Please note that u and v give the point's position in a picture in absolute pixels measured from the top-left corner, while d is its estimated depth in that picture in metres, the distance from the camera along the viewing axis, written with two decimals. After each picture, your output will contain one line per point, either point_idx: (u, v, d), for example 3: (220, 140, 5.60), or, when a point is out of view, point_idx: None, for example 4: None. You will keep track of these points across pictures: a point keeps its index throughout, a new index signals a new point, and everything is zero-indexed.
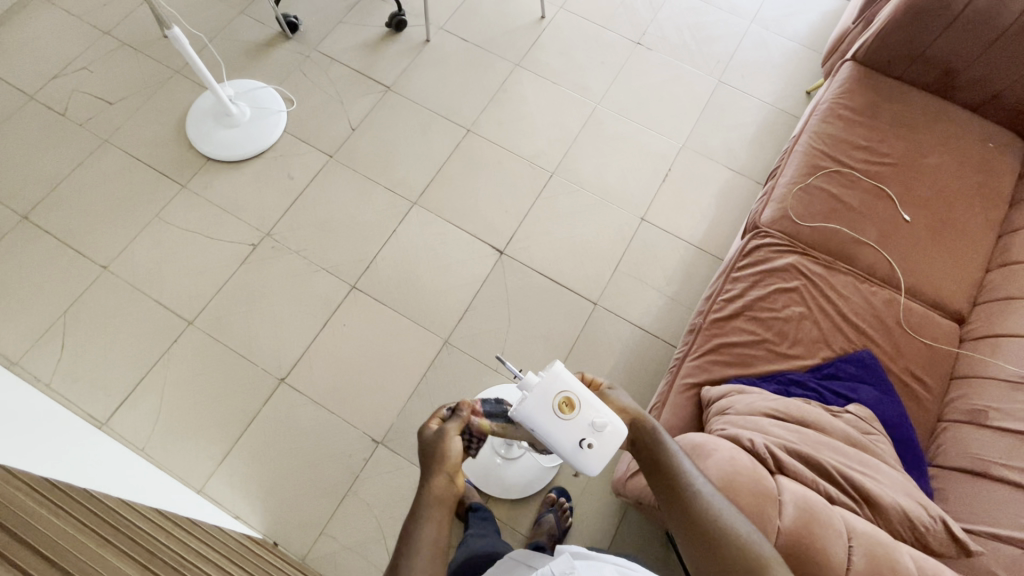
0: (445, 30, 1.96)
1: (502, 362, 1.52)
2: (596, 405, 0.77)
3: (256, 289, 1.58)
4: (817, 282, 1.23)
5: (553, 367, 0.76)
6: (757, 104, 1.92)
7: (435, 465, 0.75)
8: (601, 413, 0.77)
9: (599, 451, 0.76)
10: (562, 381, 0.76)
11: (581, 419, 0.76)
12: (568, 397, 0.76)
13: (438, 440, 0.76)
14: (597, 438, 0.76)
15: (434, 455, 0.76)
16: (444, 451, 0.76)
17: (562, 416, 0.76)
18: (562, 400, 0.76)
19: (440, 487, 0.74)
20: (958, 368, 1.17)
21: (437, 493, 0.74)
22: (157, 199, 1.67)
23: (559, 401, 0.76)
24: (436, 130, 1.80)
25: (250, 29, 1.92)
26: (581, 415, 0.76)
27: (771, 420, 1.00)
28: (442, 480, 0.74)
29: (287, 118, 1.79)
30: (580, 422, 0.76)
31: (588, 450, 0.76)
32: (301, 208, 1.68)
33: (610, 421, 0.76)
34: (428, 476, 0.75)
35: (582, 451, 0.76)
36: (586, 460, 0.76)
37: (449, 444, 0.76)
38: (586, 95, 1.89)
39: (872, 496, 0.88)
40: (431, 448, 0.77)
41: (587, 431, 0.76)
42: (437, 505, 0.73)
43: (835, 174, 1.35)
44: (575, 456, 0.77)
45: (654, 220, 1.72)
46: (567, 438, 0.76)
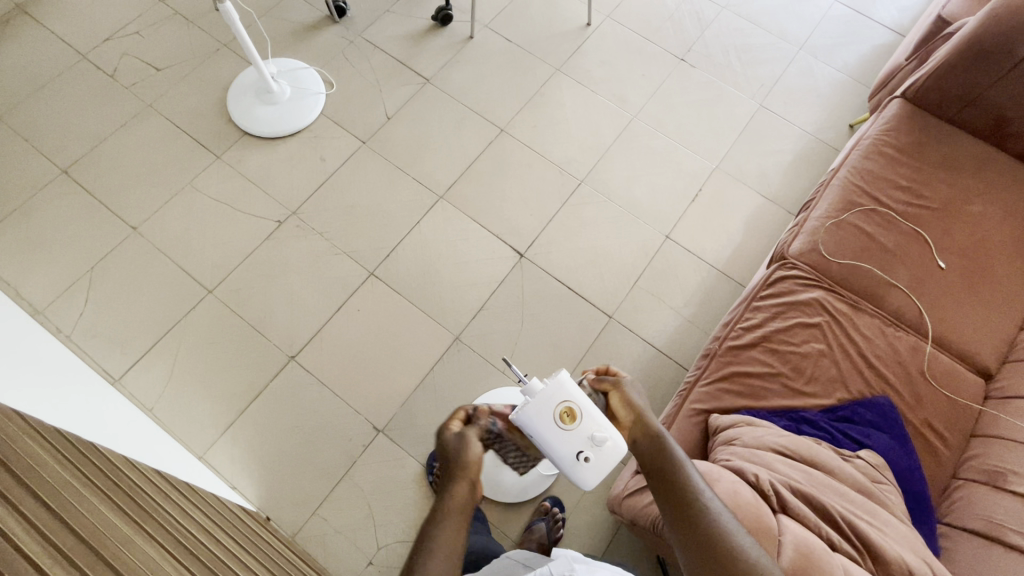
0: (489, 28, 1.96)
1: (508, 365, 1.52)
2: (598, 418, 0.76)
3: (277, 266, 1.60)
4: (841, 320, 1.20)
5: (559, 376, 0.76)
6: (797, 132, 1.88)
7: (458, 466, 0.74)
8: (601, 427, 0.76)
9: (595, 465, 0.76)
10: (566, 391, 0.76)
11: (581, 431, 0.75)
12: (570, 408, 0.76)
13: (460, 442, 0.76)
14: (595, 452, 0.76)
15: (456, 456, 0.75)
16: (465, 456, 0.75)
17: (562, 426, 0.76)
18: (564, 410, 0.75)
19: (462, 494, 0.73)
20: (980, 425, 1.13)
21: (456, 499, 0.73)
22: (191, 167, 1.70)
23: (560, 411, 0.76)
24: (470, 127, 1.80)
25: (299, 10, 1.95)
26: (582, 427, 0.76)
27: (777, 456, 0.97)
28: (464, 487, 0.73)
29: (326, 100, 1.81)
30: (580, 435, 0.76)
31: (585, 463, 0.76)
32: (329, 190, 1.69)
33: (609, 435, 0.76)
34: (450, 482, 0.74)
35: (579, 463, 0.76)
36: (581, 473, 0.76)
37: (474, 446, 0.76)
38: (624, 106, 1.87)
39: (876, 548, 0.84)
40: (452, 452, 0.76)
41: (586, 444, 0.76)
42: (454, 511, 0.72)
43: (871, 212, 1.31)
44: (571, 467, 0.77)
45: (678, 239, 1.70)
46: (566, 448, 0.76)
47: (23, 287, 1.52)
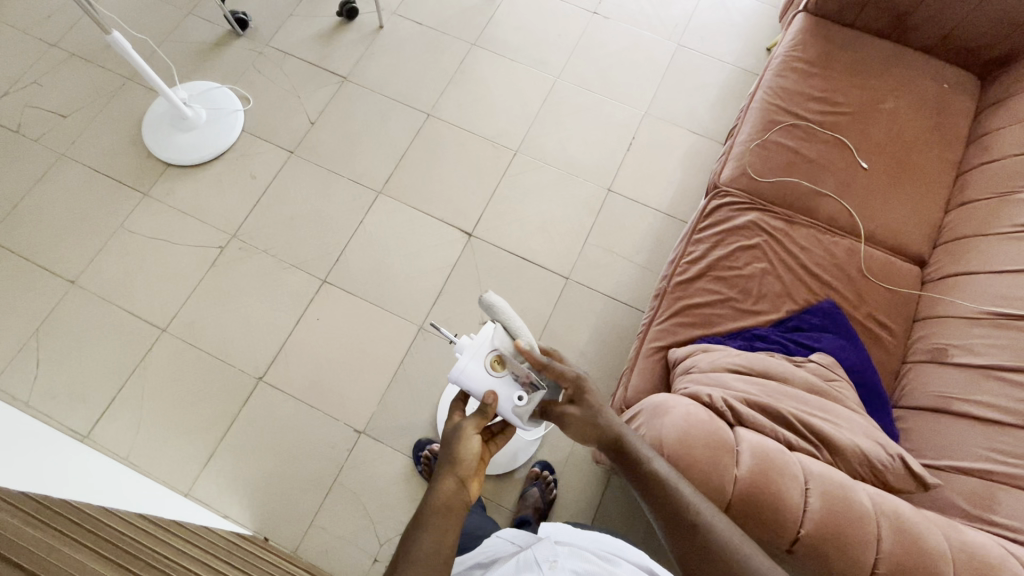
0: (397, 14, 1.93)
1: (434, 328, 1.54)
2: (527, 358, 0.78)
3: (228, 291, 1.57)
4: (778, 236, 1.24)
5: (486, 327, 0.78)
6: (718, 65, 1.90)
7: (447, 461, 0.73)
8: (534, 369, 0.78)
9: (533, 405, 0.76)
10: (495, 339, 0.77)
11: (514, 374, 0.76)
12: (499, 353, 0.77)
13: (455, 432, 0.76)
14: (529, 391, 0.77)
15: (448, 448, 0.74)
16: (458, 451, 0.74)
17: (494, 372, 0.76)
18: (495, 355, 0.77)
19: (448, 490, 0.70)
20: (920, 309, 1.18)
21: (442, 493, 0.69)
22: (119, 209, 1.65)
23: (492, 358, 0.77)
24: (396, 118, 1.78)
25: (200, 29, 1.89)
26: (514, 370, 0.77)
27: (733, 375, 1.00)
28: (452, 483, 0.71)
29: (245, 117, 1.77)
30: (513, 378, 0.76)
31: (522, 405, 0.76)
32: (265, 207, 1.66)
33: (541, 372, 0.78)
34: (435, 480, 0.71)
35: (516, 405, 0.76)
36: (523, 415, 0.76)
37: (470, 436, 0.76)
38: (545, 69, 1.86)
39: (830, 440, 0.88)
40: (447, 448, 0.75)
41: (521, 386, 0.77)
42: (443, 508, 0.68)
43: (792, 128, 1.34)
44: (509, 411, 0.77)
45: (620, 190, 1.71)
46: (501, 392, 0.76)
47: None
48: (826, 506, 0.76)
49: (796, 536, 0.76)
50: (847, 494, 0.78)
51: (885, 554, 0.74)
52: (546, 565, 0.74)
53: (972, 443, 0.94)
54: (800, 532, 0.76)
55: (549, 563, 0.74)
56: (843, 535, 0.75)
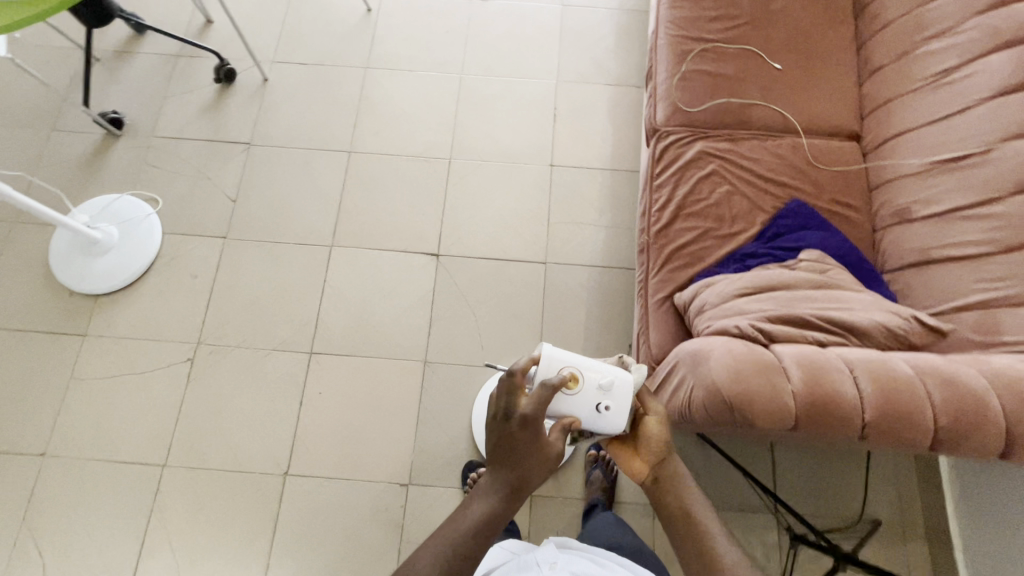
0: (278, 62, 1.82)
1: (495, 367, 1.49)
2: (596, 368, 0.83)
3: (216, 400, 1.48)
4: (729, 158, 1.30)
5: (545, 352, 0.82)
6: (605, 13, 1.92)
7: (514, 482, 0.73)
8: (603, 374, 0.83)
9: (616, 407, 0.82)
10: (558, 361, 0.82)
11: (587, 387, 0.82)
12: (569, 371, 0.82)
13: (537, 456, 0.74)
14: (609, 398, 0.82)
15: (523, 470, 0.73)
16: (531, 469, 0.73)
17: (570, 392, 0.82)
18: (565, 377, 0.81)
19: (505, 498, 0.73)
20: (872, 179, 1.27)
21: (501, 512, 0.72)
22: (62, 359, 1.50)
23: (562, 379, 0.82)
24: (319, 166, 1.70)
25: (72, 142, 1.71)
26: (587, 382, 0.82)
27: (744, 299, 1.05)
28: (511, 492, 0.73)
29: (160, 218, 1.63)
30: (589, 390, 0.82)
31: (606, 412, 0.82)
32: (220, 302, 1.56)
33: (612, 377, 0.82)
34: (500, 481, 0.73)
35: (601, 414, 0.82)
36: (609, 421, 0.82)
37: (546, 471, 0.75)
38: (447, 69, 1.83)
39: (852, 325, 0.94)
40: (528, 456, 0.74)
41: (599, 395, 0.82)
42: (494, 523, 0.71)
43: (703, 53, 1.39)
44: (597, 421, 0.82)
45: (563, 162, 1.72)
46: (583, 408, 0.82)
47: None
48: (879, 386, 0.82)
49: (863, 423, 0.81)
50: (891, 368, 0.84)
51: (940, 409, 0.81)
52: (546, 565, 0.81)
53: (961, 282, 1.03)
54: (865, 418, 0.81)
55: (549, 563, 0.81)
56: (900, 404, 0.81)
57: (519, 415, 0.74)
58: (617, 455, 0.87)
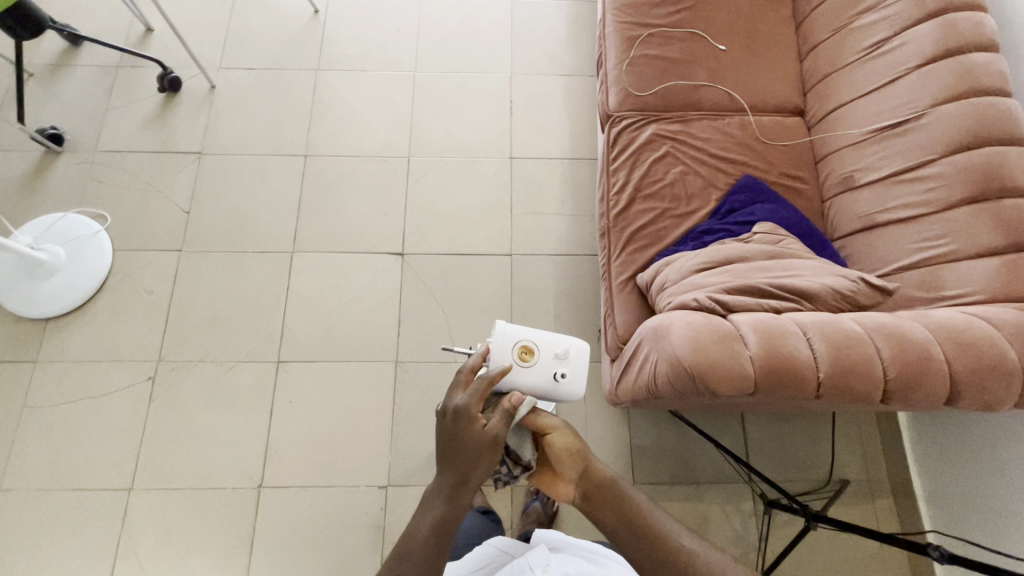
0: (224, 68, 1.78)
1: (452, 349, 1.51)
2: (550, 339, 0.86)
3: (182, 417, 1.43)
4: (681, 139, 1.33)
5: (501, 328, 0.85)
6: (555, 5, 1.94)
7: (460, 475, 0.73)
8: (558, 344, 0.86)
9: (573, 373, 0.86)
10: (512, 335, 0.85)
11: (544, 357, 0.85)
12: (524, 345, 0.85)
13: (476, 445, 0.73)
14: (565, 365, 0.86)
15: (463, 461, 0.73)
16: (469, 463, 0.73)
17: (527, 363, 0.84)
18: (521, 350, 0.84)
19: (451, 499, 0.72)
20: (817, 152, 1.32)
21: (453, 511, 0.72)
22: (13, 389, 1.43)
23: (518, 352, 0.85)
24: (275, 172, 1.67)
25: (9, 161, 1.64)
26: (543, 353, 0.85)
27: (701, 273, 1.08)
28: (455, 492, 0.72)
29: (109, 235, 1.57)
30: (546, 360, 0.85)
31: (564, 378, 0.85)
32: (180, 317, 1.52)
33: (567, 345, 0.86)
34: (444, 481, 0.73)
35: (559, 382, 0.85)
36: (567, 387, 0.85)
37: (488, 461, 0.74)
38: (400, 67, 1.81)
39: (804, 290, 0.98)
40: (466, 450, 0.73)
41: (555, 364, 0.86)
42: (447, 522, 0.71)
43: (650, 38, 1.41)
44: (556, 390, 0.85)
45: (522, 154, 1.73)
46: (540, 377, 0.84)
47: None
48: (831, 345, 0.85)
49: (819, 381, 0.84)
50: (841, 327, 0.87)
51: (888, 361, 0.84)
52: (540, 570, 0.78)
53: (903, 243, 1.08)
54: (820, 376, 0.84)
55: (541, 566, 0.79)
56: (852, 361, 0.84)
57: (452, 409, 0.75)
58: (545, 486, 0.85)
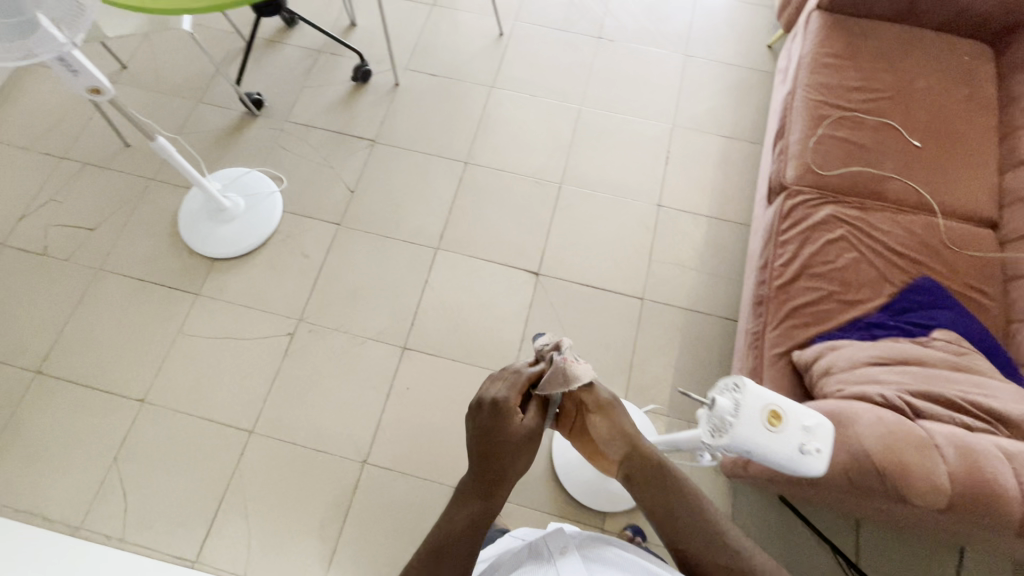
0: (410, 69, 1.93)
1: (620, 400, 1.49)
2: (800, 408, 0.73)
3: (308, 378, 1.52)
4: (859, 226, 1.30)
5: (746, 385, 0.73)
6: (727, 69, 1.97)
7: (495, 474, 0.83)
8: (808, 415, 0.73)
9: (824, 451, 0.72)
10: (761, 396, 0.73)
11: (792, 428, 0.72)
12: (770, 408, 0.73)
13: (509, 442, 0.84)
14: (816, 440, 0.72)
15: (498, 461, 0.84)
16: (500, 461, 0.84)
17: (772, 430, 0.72)
18: (768, 414, 0.72)
19: (485, 493, 0.83)
20: (1008, 269, 1.25)
21: (488, 507, 0.82)
22: (173, 315, 1.58)
23: (765, 416, 0.73)
24: (435, 172, 1.77)
25: (215, 116, 1.85)
26: (790, 423, 0.73)
27: (877, 368, 1.04)
28: (490, 488, 0.83)
29: (282, 197, 1.72)
30: (793, 431, 0.72)
31: (813, 455, 0.72)
32: (326, 285, 1.62)
33: (819, 419, 0.73)
34: (477, 476, 0.84)
35: (807, 458, 0.72)
36: (813, 464, 0.72)
37: (517, 459, 0.85)
38: (568, 99, 1.89)
39: (1004, 414, 0.91)
40: (500, 448, 0.84)
41: (803, 436, 0.73)
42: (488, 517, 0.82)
43: (841, 120, 1.41)
44: (800, 464, 0.73)
45: (670, 204, 1.74)
46: (786, 446, 0.72)
47: (51, 509, 1.37)
48: None
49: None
50: None
51: None
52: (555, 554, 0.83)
53: None
54: None
55: (559, 550, 0.83)
56: None
57: (490, 402, 0.87)
58: (586, 453, 0.97)
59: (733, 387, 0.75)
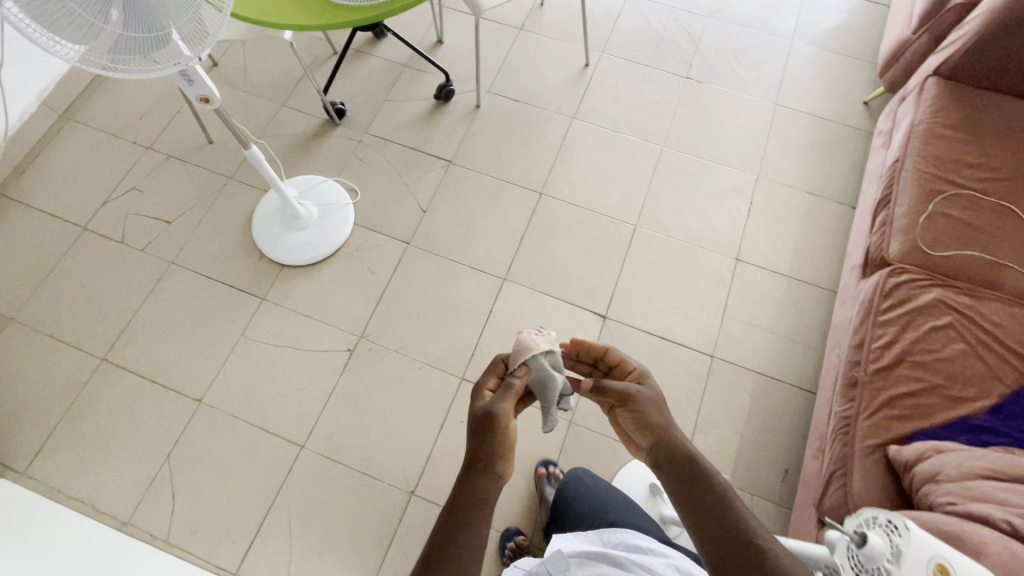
0: (493, 92, 1.91)
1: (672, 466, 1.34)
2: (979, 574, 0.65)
3: (364, 398, 1.50)
4: (969, 314, 1.21)
5: (909, 529, 0.71)
6: (819, 122, 1.89)
7: (485, 454, 0.70)
8: None
9: None
10: (927, 545, 0.69)
11: None
12: (937, 562, 0.67)
13: (481, 416, 0.74)
14: None
15: (490, 439, 0.71)
16: (488, 440, 0.71)
17: None
18: (934, 567, 0.67)
19: (480, 480, 0.68)
20: None
21: (481, 490, 0.67)
22: (238, 317, 1.58)
23: (930, 569, 0.67)
24: (509, 200, 1.75)
25: (297, 121, 1.86)
26: None
27: (993, 483, 0.95)
28: (483, 476, 0.69)
29: (355, 209, 1.72)
30: None
31: None
32: (389, 304, 1.61)
33: None
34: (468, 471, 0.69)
35: None
36: None
37: (500, 429, 0.72)
38: (650, 138, 1.85)
39: None
40: (481, 428, 0.72)
41: None
42: (479, 506, 0.66)
43: (955, 197, 1.32)
44: None
45: (749, 259, 1.67)
46: None
47: (102, 500, 1.38)
48: None
49: None
50: None
51: None
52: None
53: None
54: None
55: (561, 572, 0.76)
56: None
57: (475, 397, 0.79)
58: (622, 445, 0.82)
59: (890, 526, 0.74)
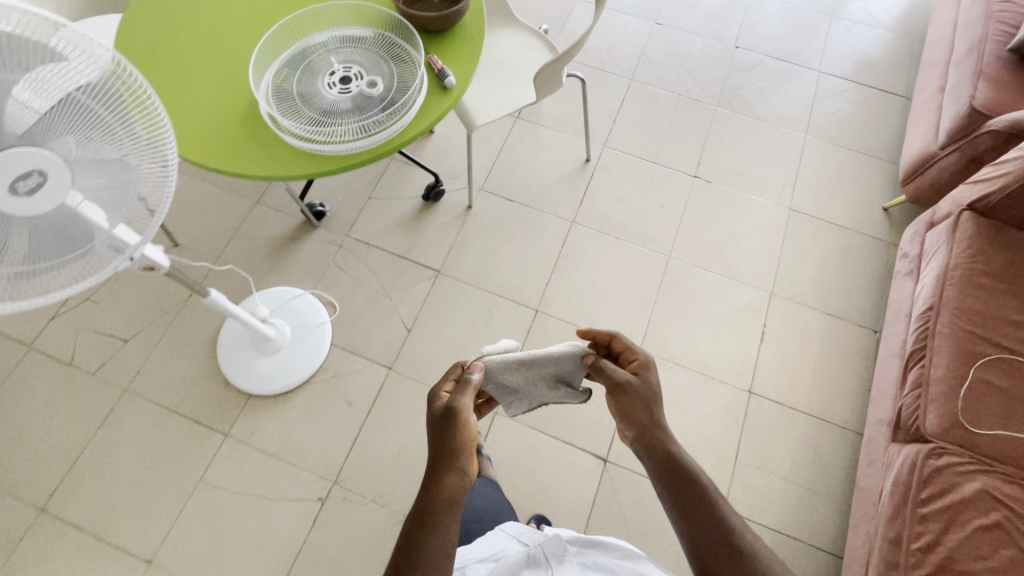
0: (486, 191, 1.77)
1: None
2: None
3: (335, 559, 1.33)
4: (1019, 512, 1.07)
5: None
6: (835, 229, 1.76)
7: (451, 448, 0.73)
8: None
9: None
10: None
11: None
12: None
13: (444, 417, 0.76)
14: None
15: (453, 432, 0.74)
16: (455, 442, 0.73)
17: None
18: None
19: (451, 484, 0.70)
20: None
21: (450, 493, 0.69)
22: (197, 457, 1.42)
23: None
24: (502, 318, 1.60)
25: (272, 221, 1.71)
26: None
27: None
28: (453, 477, 0.71)
29: (332, 328, 1.56)
30: None
31: None
32: (368, 442, 1.45)
33: None
34: (437, 474, 0.71)
35: None
36: None
37: (465, 428, 0.75)
38: (656, 246, 1.71)
39: None
40: (445, 430, 0.74)
41: None
42: (448, 507, 0.68)
43: (996, 362, 1.19)
44: None
45: (763, 391, 1.53)
46: None
47: None
48: None
49: None
50: None
51: None
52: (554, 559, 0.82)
53: None
54: None
55: (557, 557, 0.82)
56: None
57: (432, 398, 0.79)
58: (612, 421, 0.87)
59: None
